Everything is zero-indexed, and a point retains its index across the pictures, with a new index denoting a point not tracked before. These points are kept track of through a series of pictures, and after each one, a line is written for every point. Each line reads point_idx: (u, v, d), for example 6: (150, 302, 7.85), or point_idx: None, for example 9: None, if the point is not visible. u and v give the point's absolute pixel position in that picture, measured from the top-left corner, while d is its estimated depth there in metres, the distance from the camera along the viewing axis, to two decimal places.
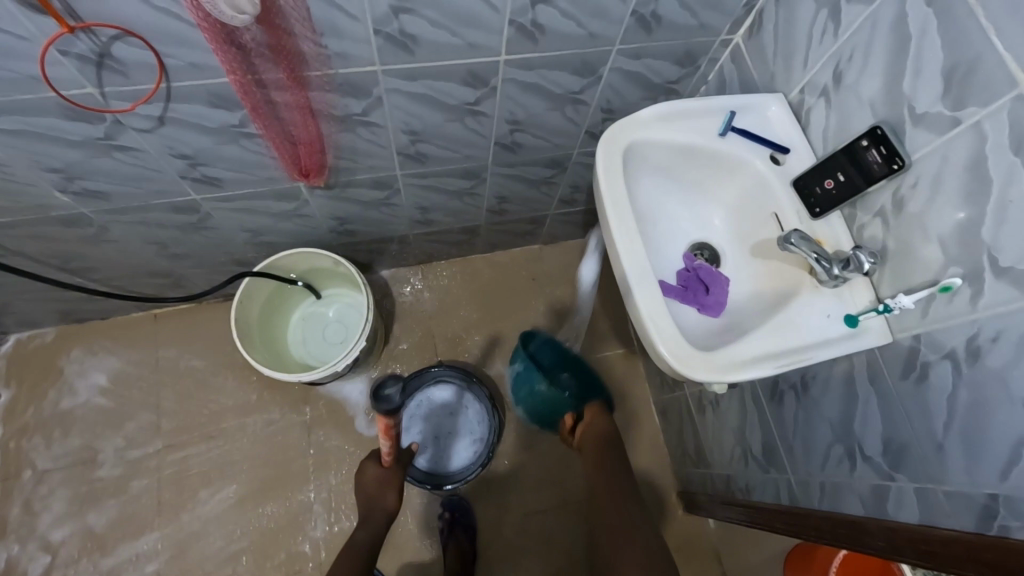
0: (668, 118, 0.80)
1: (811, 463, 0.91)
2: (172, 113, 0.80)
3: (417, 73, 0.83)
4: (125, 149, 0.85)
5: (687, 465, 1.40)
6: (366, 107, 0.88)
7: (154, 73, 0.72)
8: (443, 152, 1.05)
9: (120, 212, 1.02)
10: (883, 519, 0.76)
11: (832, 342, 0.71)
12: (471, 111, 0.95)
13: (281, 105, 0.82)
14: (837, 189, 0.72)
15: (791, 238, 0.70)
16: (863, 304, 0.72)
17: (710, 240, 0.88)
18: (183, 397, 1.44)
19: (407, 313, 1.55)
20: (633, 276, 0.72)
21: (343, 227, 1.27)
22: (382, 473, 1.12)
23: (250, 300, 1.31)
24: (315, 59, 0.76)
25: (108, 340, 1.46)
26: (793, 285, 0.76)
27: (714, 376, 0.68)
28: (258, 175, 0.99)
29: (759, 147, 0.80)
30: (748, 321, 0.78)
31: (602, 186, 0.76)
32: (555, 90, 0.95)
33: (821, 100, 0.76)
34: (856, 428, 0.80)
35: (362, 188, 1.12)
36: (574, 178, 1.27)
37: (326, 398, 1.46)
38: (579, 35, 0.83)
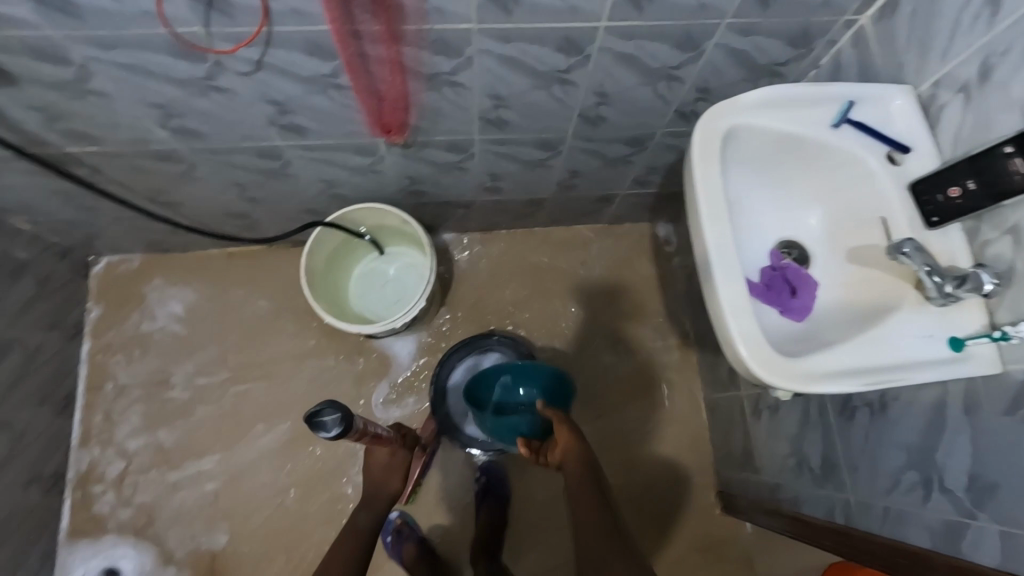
0: (777, 101, 0.74)
1: (875, 485, 0.86)
2: (270, 58, 0.81)
3: (512, 35, 0.80)
4: (222, 90, 0.88)
5: (731, 467, 1.36)
6: (454, 67, 0.86)
7: (257, 17, 0.73)
8: (523, 121, 1.03)
9: (210, 152, 1.06)
10: (953, 557, 0.71)
11: (930, 365, 0.65)
12: (560, 79, 0.91)
13: (373, 58, 0.81)
14: (963, 198, 0.65)
15: (905, 247, 0.64)
16: (975, 328, 0.66)
17: (802, 239, 0.82)
18: (248, 334, 1.52)
19: (463, 279, 1.55)
20: (717, 266, 0.69)
21: (413, 188, 1.28)
22: (387, 459, 1.13)
23: (319, 250, 1.36)
24: (413, 13, 0.74)
25: (185, 272, 1.55)
26: (893, 297, 0.70)
27: (789, 382, 0.65)
28: (340, 127, 0.99)
29: (876, 143, 0.73)
30: (834, 331, 0.73)
31: (696, 173, 0.71)
32: (651, 64, 0.89)
33: (958, 96, 0.68)
34: (936, 458, 0.74)
35: (437, 150, 1.11)
36: (652, 159, 1.22)
37: (378, 352, 1.51)
38: (688, 5, 0.77)
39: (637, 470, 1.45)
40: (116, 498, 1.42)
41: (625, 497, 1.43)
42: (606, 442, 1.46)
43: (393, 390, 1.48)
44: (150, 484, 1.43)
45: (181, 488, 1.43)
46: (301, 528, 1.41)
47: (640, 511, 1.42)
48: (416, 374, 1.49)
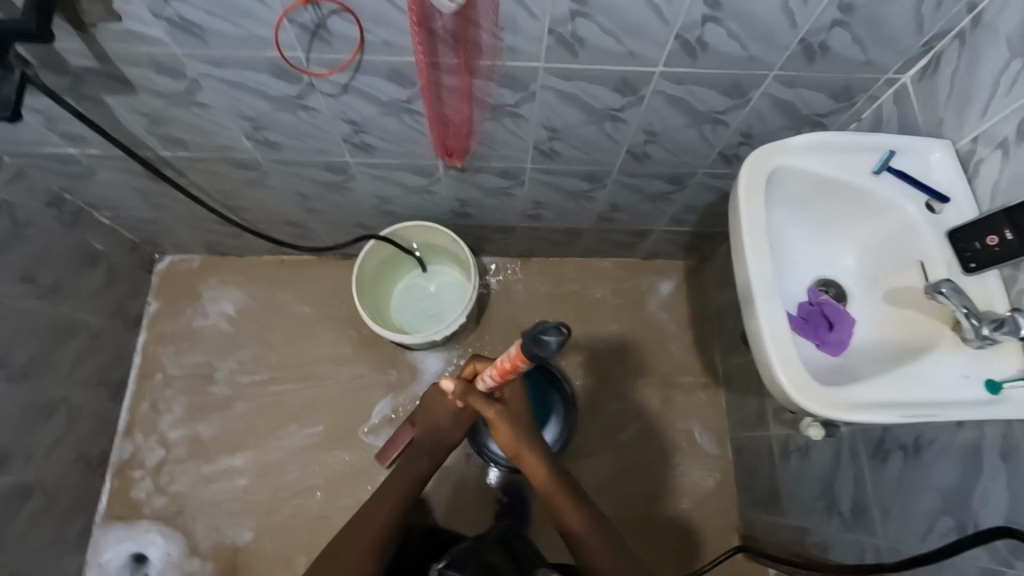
0: (820, 147, 0.79)
1: (907, 529, 0.86)
2: (356, 82, 0.90)
3: (574, 74, 0.88)
4: (307, 108, 0.97)
5: (757, 508, 1.34)
6: (517, 100, 0.94)
7: (353, 47, 0.83)
8: (574, 153, 1.10)
9: (285, 163, 1.16)
10: None
11: (967, 405, 0.66)
12: (613, 116, 0.98)
13: (447, 86, 0.90)
14: (1001, 246, 0.68)
15: (943, 287, 0.67)
16: (1010, 372, 0.67)
17: (839, 278, 0.85)
18: (292, 337, 1.60)
19: (497, 301, 1.61)
20: (759, 295, 0.73)
21: (463, 210, 1.36)
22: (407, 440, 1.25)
23: (369, 262, 1.44)
24: (489, 50, 0.83)
25: (239, 275, 1.65)
26: (929, 336, 0.72)
27: (830, 411, 0.67)
28: (407, 149, 1.08)
29: (915, 192, 0.77)
30: (868, 366, 0.75)
31: (741, 208, 0.76)
32: (700, 107, 0.96)
33: (996, 152, 0.72)
34: (971, 502, 0.75)
35: (490, 175, 1.19)
36: (692, 197, 1.28)
37: (411, 365, 1.56)
38: (739, 56, 0.84)
39: (660, 506, 1.45)
40: (151, 485, 1.48)
41: (648, 533, 1.43)
42: (626, 472, 1.47)
43: (398, 412, 1.52)
44: (185, 475, 1.49)
45: (214, 480, 1.48)
46: (324, 531, 1.44)
47: (665, 547, 1.42)
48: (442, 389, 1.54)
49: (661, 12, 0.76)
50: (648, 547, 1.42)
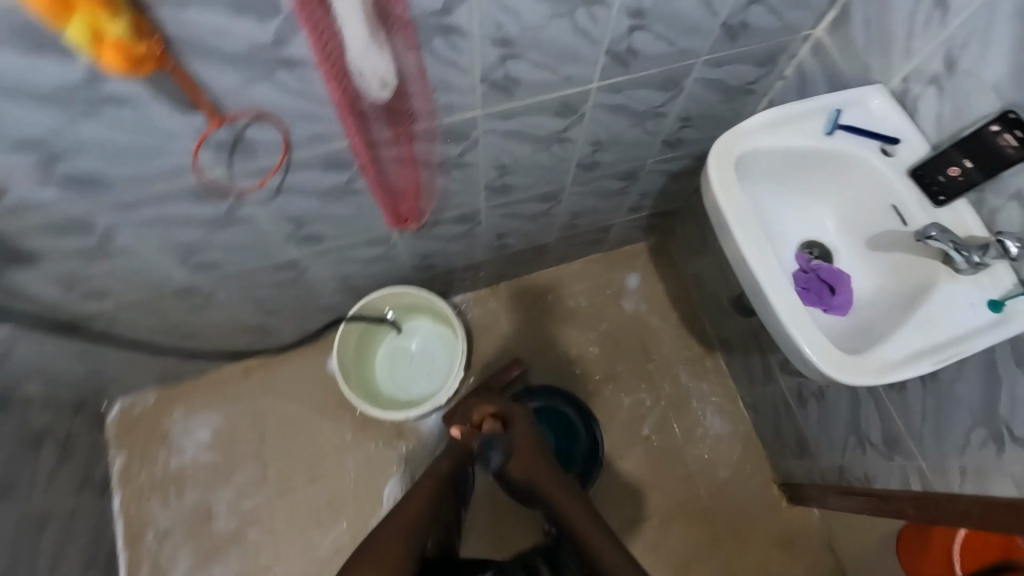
0: (772, 124, 0.80)
1: (944, 445, 0.91)
2: (290, 181, 0.83)
3: (513, 112, 0.85)
4: (242, 220, 0.89)
5: (789, 457, 1.39)
6: (462, 150, 0.90)
7: (280, 149, 0.76)
8: (526, 181, 1.07)
9: (229, 277, 1.06)
10: None
11: (982, 331, 0.69)
12: (559, 138, 0.96)
13: (388, 159, 0.84)
14: (965, 175, 0.71)
15: (931, 231, 0.69)
16: (1006, 288, 0.70)
17: (820, 238, 0.88)
18: (283, 442, 1.49)
19: (482, 337, 1.57)
20: (768, 286, 0.73)
21: (425, 263, 1.30)
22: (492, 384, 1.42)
23: (344, 346, 1.37)
24: (424, 113, 0.78)
25: (205, 396, 1.52)
26: (925, 275, 0.75)
27: (869, 378, 0.69)
28: (358, 226, 1.02)
29: (868, 141, 0.80)
30: (880, 317, 0.78)
31: (722, 205, 0.76)
32: (639, 108, 0.95)
33: (930, 87, 0.75)
34: (1000, 409, 0.80)
35: (447, 225, 1.14)
36: (645, 185, 1.28)
37: (416, 430, 1.49)
38: (668, 53, 0.83)
39: (700, 485, 1.46)
40: None
41: (699, 514, 1.44)
42: (661, 461, 1.48)
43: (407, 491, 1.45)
44: None
45: None
46: None
47: (718, 523, 1.44)
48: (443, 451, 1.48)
49: (590, 33, 0.74)
50: (704, 527, 1.43)
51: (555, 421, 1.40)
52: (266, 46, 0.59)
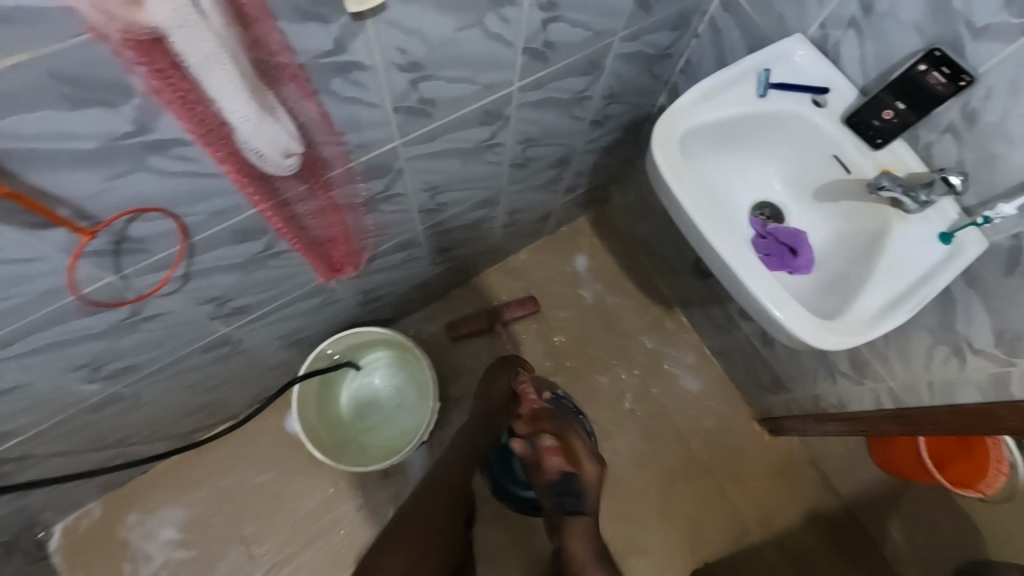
0: (705, 96, 0.76)
1: (911, 365, 0.95)
2: (199, 265, 0.71)
3: (435, 133, 0.76)
4: (151, 317, 0.76)
5: (764, 395, 1.44)
6: (387, 183, 0.81)
7: (177, 237, 0.64)
8: (460, 195, 0.99)
9: (153, 375, 0.93)
10: (1012, 402, 0.81)
11: (941, 267, 0.71)
12: (487, 146, 0.88)
13: (307, 213, 0.74)
14: (899, 117, 0.71)
15: (881, 182, 0.71)
16: (953, 219, 0.72)
17: (769, 197, 0.87)
18: (262, 516, 1.38)
19: (447, 352, 1.50)
20: (741, 268, 0.70)
21: (371, 296, 1.20)
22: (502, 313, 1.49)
23: (304, 405, 1.27)
24: (336, 158, 0.68)
25: (160, 491, 1.37)
26: (877, 221, 0.76)
27: (853, 340, 0.69)
28: (287, 286, 0.91)
29: (799, 95, 0.78)
30: (843, 269, 0.78)
31: (677, 192, 0.72)
32: (564, 96, 0.89)
33: (849, 32, 0.74)
34: (958, 327, 0.84)
35: (385, 256, 1.04)
36: (578, 166, 1.24)
37: (401, 466, 1.41)
38: (585, 38, 0.77)
39: (689, 442, 1.50)
40: None
41: (694, 469, 1.48)
42: (649, 429, 1.49)
43: None
44: None
45: None
46: None
47: (713, 473, 1.48)
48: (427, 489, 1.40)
49: (502, 36, 0.66)
50: (702, 481, 1.48)
51: None
52: (127, 134, 0.48)
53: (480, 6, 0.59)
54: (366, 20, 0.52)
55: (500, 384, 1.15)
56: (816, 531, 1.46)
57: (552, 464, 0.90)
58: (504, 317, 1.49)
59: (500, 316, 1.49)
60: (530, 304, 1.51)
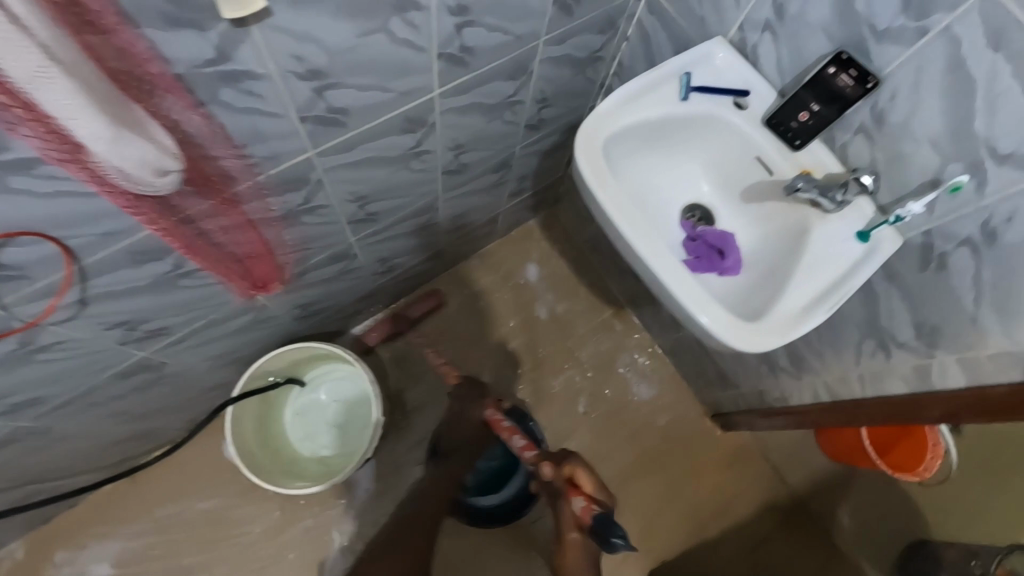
0: (628, 100, 0.76)
1: (843, 359, 0.98)
2: (95, 289, 0.66)
3: (352, 142, 0.73)
4: (49, 347, 0.71)
5: (713, 392, 1.46)
6: (306, 194, 0.77)
7: (60, 261, 0.59)
8: (391, 205, 0.97)
9: (64, 406, 0.86)
10: (934, 392, 0.83)
11: (859, 264, 0.73)
12: (414, 154, 0.86)
13: (216, 230, 0.70)
14: (814, 119, 0.73)
15: (798, 183, 0.73)
16: (870, 217, 0.74)
17: (699, 199, 0.87)
18: (204, 545, 1.31)
19: (398, 362, 1.47)
20: (665, 274, 0.70)
21: (309, 310, 1.16)
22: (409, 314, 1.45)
23: (241, 426, 1.21)
24: (242, 172, 0.64)
25: (92, 525, 1.29)
26: (799, 220, 0.77)
27: (777, 341, 0.69)
28: (207, 306, 0.86)
29: (721, 98, 0.78)
30: (769, 268, 0.79)
31: (600, 197, 0.72)
32: (491, 102, 0.88)
33: (765, 34, 0.75)
34: (882, 321, 0.86)
35: (318, 270, 1.01)
36: (519, 171, 1.22)
37: (350, 483, 1.37)
38: (506, 42, 0.75)
39: (645, 441, 1.50)
40: None
41: (647, 466, 1.49)
42: (604, 430, 1.49)
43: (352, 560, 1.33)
44: None
45: None
46: None
47: (668, 470, 1.49)
48: (379, 505, 1.36)
49: (413, 42, 0.63)
50: (656, 479, 1.48)
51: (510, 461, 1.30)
52: None
53: (381, 11, 0.57)
54: (250, 27, 0.49)
55: (472, 417, 1.12)
56: (771, 520, 1.49)
57: (579, 502, 0.92)
58: (411, 316, 1.45)
59: (408, 316, 1.44)
60: (438, 297, 1.48)
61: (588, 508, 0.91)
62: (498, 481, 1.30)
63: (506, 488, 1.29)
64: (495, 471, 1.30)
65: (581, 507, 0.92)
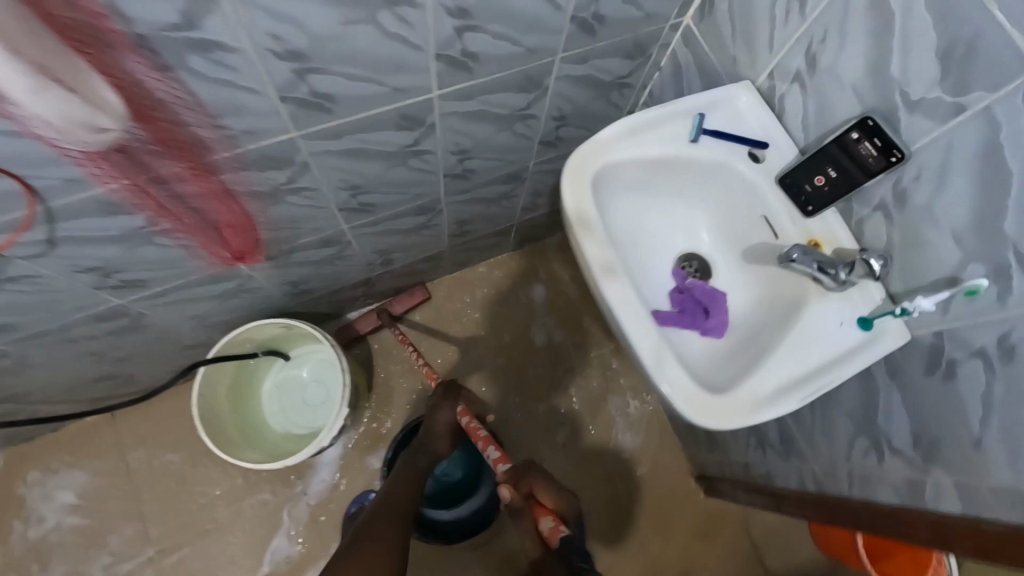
0: (632, 132, 0.71)
1: (834, 451, 0.89)
2: (63, 232, 0.67)
3: (342, 131, 0.72)
4: (18, 279, 0.73)
5: (701, 452, 1.37)
6: (291, 175, 0.77)
7: (24, 199, 0.60)
8: (387, 199, 0.95)
9: (39, 336, 0.89)
10: (924, 512, 0.73)
11: (852, 355, 0.66)
12: (412, 152, 0.84)
13: (189, 194, 0.70)
14: (830, 185, 0.66)
15: (793, 254, 0.65)
16: (876, 304, 0.66)
17: (698, 250, 0.80)
18: (165, 495, 1.34)
19: (385, 355, 1.45)
20: (629, 324, 0.65)
21: (298, 288, 1.16)
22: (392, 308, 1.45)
23: (214, 388, 1.21)
24: (218, 142, 0.64)
25: (68, 452, 1.34)
26: (796, 293, 0.70)
27: (734, 423, 0.64)
28: (185, 267, 0.87)
29: (736, 146, 0.72)
30: (755, 338, 0.72)
31: (578, 229, 0.67)
32: (500, 112, 0.85)
33: (795, 86, 0.68)
34: (879, 420, 0.77)
35: (307, 250, 1.00)
36: (533, 187, 1.19)
37: (313, 466, 1.36)
38: (516, 53, 0.72)
39: (619, 488, 1.43)
40: None
41: (618, 513, 1.41)
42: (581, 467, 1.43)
43: (299, 542, 1.32)
44: None
45: None
46: None
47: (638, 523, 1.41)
48: (337, 493, 1.35)
49: (406, 38, 0.61)
50: (625, 529, 1.41)
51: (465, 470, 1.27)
52: None
53: (369, 3, 0.55)
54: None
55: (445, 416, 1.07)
56: None
57: (545, 522, 0.82)
58: (393, 311, 1.45)
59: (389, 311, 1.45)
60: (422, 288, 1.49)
61: (558, 529, 0.80)
62: (456, 497, 1.27)
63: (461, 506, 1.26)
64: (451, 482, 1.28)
65: (547, 527, 0.81)
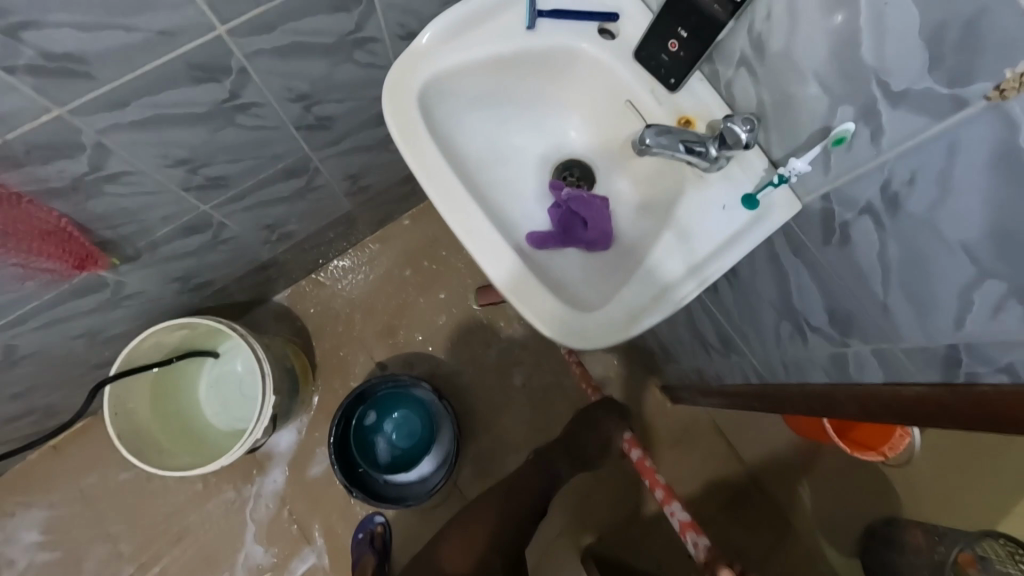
0: (459, 34, 0.62)
1: (765, 342, 0.84)
2: None
3: (123, 97, 0.61)
4: None
5: (659, 364, 1.33)
6: (92, 161, 0.66)
7: None
8: (239, 167, 0.85)
9: None
10: (849, 387, 0.68)
11: (737, 238, 0.59)
12: (235, 107, 0.73)
13: None
14: (685, 49, 0.57)
15: (647, 138, 0.56)
16: (758, 177, 0.59)
17: (578, 155, 0.70)
18: (130, 513, 1.31)
19: (322, 332, 1.38)
20: (483, 259, 0.59)
21: (194, 283, 1.08)
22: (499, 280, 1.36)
23: (132, 405, 1.13)
24: None
25: (20, 493, 1.30)
26: (673, 183, 0.63)
27: (607, 339, 0.59)
28: (24, 287, 0.78)
29: (582, 24, 0.62)
30: (640, 244, 0.65)
31: (408, 158, 0.60)
32: (325, 40, 0.72)
33: None
34: (795, 302, 0.72)
35: (172, 241, 0.91)
36: None
37: (272, 456, 1.33)
38: None
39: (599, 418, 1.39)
40: None
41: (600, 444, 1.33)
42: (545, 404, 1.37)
43: (275, 531, 1.31)
44: None
45: None
46: None
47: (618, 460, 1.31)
48: (302, 478, 1.33)
49: None
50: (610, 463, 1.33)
51: (413, 426, 1.29)
52: None
53: None
54: None
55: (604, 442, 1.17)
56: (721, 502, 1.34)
57: None
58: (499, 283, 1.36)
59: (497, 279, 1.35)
60: (346, 258, 1.40)
61: None
62: (406, 457, 1.27)
63: (416, 466, 1.26)
64: (399, 443, 1.28)
65: None
